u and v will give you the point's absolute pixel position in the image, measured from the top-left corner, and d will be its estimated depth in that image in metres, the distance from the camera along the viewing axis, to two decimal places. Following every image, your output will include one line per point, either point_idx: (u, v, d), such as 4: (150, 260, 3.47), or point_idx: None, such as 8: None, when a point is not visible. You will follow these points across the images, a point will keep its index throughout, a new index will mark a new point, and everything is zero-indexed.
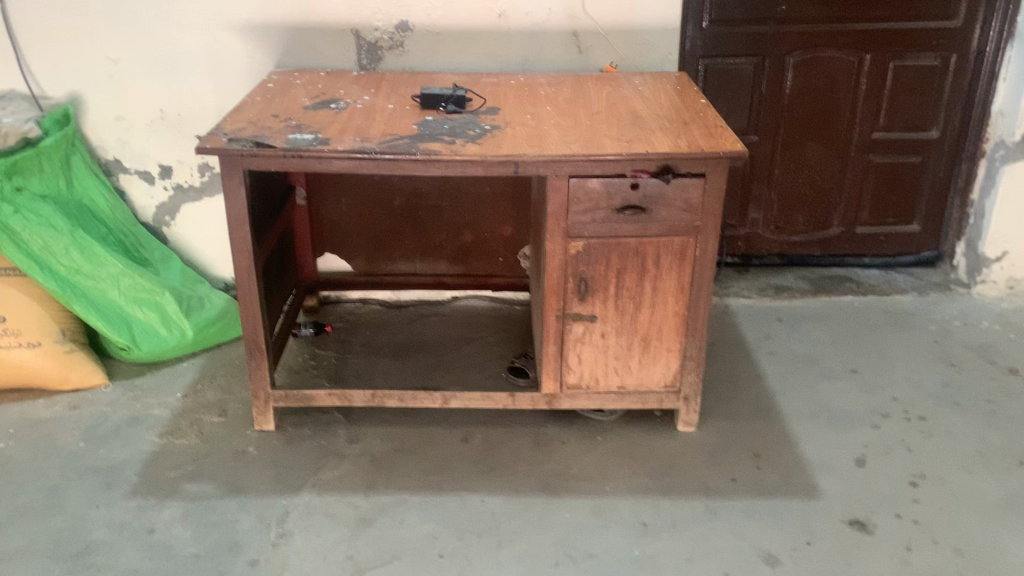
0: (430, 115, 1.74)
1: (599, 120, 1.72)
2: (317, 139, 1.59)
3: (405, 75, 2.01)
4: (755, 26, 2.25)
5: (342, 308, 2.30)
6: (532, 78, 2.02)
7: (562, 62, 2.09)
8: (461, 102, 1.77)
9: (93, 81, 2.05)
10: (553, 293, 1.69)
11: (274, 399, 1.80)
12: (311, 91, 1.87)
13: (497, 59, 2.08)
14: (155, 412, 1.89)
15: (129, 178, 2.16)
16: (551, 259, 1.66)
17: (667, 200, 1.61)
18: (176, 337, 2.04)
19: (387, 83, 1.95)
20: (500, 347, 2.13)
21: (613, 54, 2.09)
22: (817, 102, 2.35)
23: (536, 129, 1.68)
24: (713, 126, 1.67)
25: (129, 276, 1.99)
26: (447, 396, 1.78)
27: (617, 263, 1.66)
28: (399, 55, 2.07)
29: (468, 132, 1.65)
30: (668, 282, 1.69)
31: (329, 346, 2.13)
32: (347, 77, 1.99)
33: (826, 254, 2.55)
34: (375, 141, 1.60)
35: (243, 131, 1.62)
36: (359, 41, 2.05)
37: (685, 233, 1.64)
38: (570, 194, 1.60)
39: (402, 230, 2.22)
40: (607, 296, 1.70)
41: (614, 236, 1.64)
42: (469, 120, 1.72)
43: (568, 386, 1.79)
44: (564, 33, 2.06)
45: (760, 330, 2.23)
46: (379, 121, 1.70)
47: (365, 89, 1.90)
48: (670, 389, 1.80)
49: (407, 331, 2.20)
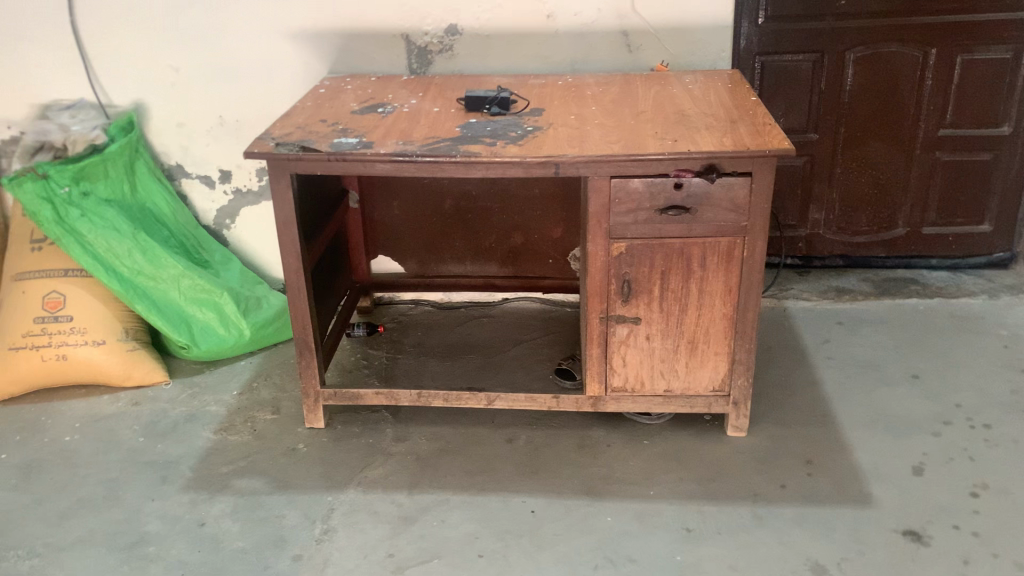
0: (474, 117, 1.75)
1: (644, 120, 1.70)
2: (361, 143, 1.62)
3: (454, 79, 2.02)
4: (813, 22, 2.20)
5: (395, 310, 2.33)
6: (580, 79, 2.01)
7: (611, 63, 2.08)
8: (504, 103, 1.77)
9: (157, 90, 2.13)
10: (596, 294, 1.68)
11: (323, 397, 1.82)
12: (360, 96, 1.91)
13: (545, 60, 2.08)
14: (211, 409, 1.95)
15: (191, 182, 2.23)
16: (594, 260, 1.65)
17: (712, 200, 1.58)
18: (234, 337, 2.10)
19: (436, 87, 1.96)
20: (550, 349, 2.12)
21: (663, 53, 2.06)
22: (880, 99, 2.28)
23: (578, 130, 1.67)
24: (761, 124, 1.63)
25: (189, 277, 2.06)
26: (492, 397, 1.79)
27: (660, 265, 1.64)
28: (448, 60, 2.09)
29: (510, 134, 1.66)
30: (715, 284, 1.65)
31: (380, 346, 2.16)
32: (397, 82, 2.02)
33: (892, 256, 2.46)
34: (418, 144, 1.62)
35: (291, 135, 1.66)
36: (409, 45, 2.08)
37: (732, 233, 1.61)
38: (612, 195, 1.59)
39: (453, 233, 2.24)
40: (652, 298, 1.67)
41: (657, 237, 1.62)
42: (512, 122, 1.72)
43: (613, 390, 1.77)
44: (613, 33, 2.05)
45: (817, 334, 2.17)
46: (424, 124, 1.72)
47: (413, 93, 1.92)
48: (719, 393, 1.76)
49: (458, 333, 2.22)
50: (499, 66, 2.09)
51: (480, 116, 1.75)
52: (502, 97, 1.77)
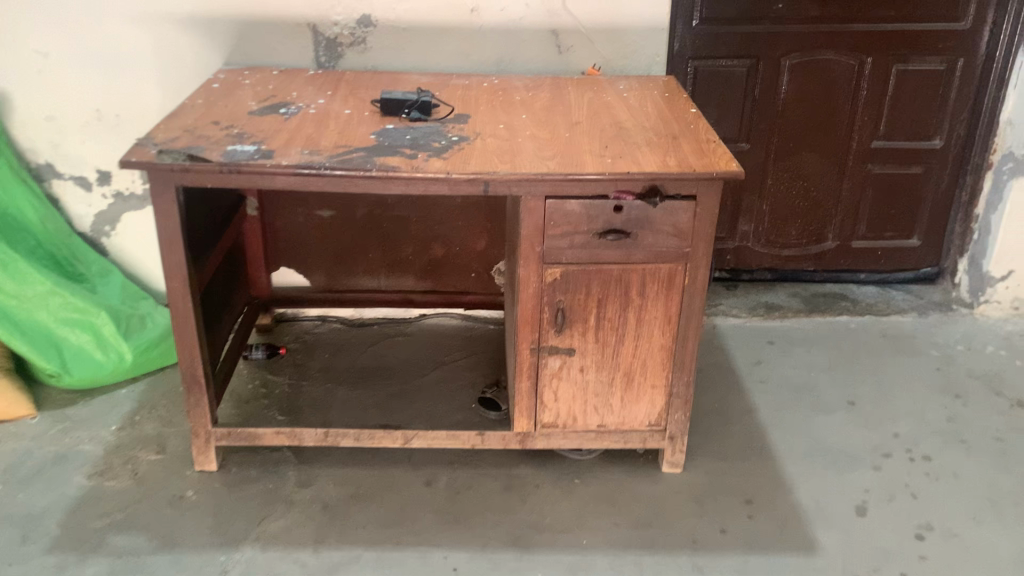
0: (391, 122, 1.56)
1: (581, 131, 1.55)
2: (260, 151, 1.41)
3: (367, 77, 1.82)
4: (749, 26, 2.08)
5: (299, 327, 2.12)
6: (508, 82, 1.84)
7: (540, 64, 1.92)
8: (424, 107, 1.59)
9: (22, 78, 1.85)
10: (526, 323, 1.52)
11: (216, 437, 1.61)
12: (259, 94, 1.69)
13: (469, 58, 1.90)
14: (85, 448, 1.71)
15: (62, 183, 1.96)
16: (524, 287, 1.49)
17: (654, 224, 1.43)
18: (113, 362, 1.86)
19: (347, 86, 1.76)
20: (470, 374, 1.95)
21: (595, 55, 1.91)
22: (814, 108, 2.19)
23: (509, 141, 1.50)
24: (705, 140, 1.50)
25: (59, 295, 1.81)
26: (409, 435, 1.61)
27: (597, 291, 1.49)
28: (361, 54, 1.89)
29: (432, 144, 1.48)
30: (655, 315, 1.52)
31: (282, 371, 1.95)
32: (303, 77, 1.80)
33: (821, 270, 2.39)
34: (326, 154, 1.41)
35: (177, 140, 1.43)
36: (317, 37, 1.86)
37: (674, 260, 1.47)
38: (546, 216, 1.43)
39: (364, 243, 2.04)
40: (588, 327, 1.52)
41: (594, 262, 1.47)
42: (434, 129, 1.54)
43: (543, 425, 1.61)
44: (543, 32, 1.88)
45: (751, 354, 2.07)
46: (333, 129, 1.52)
47: (321, 92, 1.72)
48: (655, 427, 1.62)
49: (369, 354, 2.02)
50: (417, 63, 1.90)
51: (398, 121, 1.56)
52: (421, 100, 1.59)
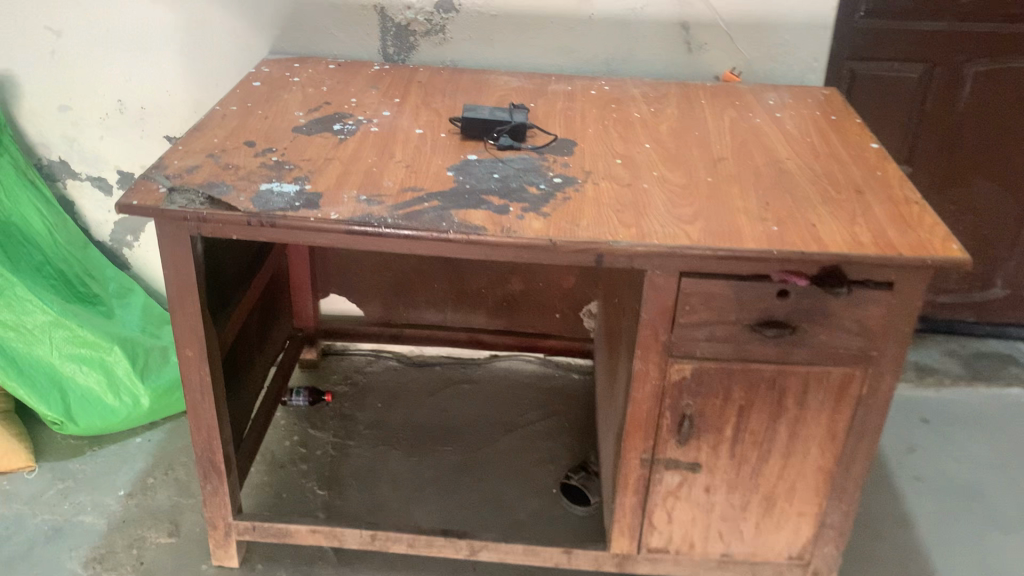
0: (474, 151, 1.20)
1: (726, 174, 1.15)
2: (301, 195, 1.05)
3: (445, 80, 1.45)
4: (929, 22, 1.63)
5: (350, 364, 1.79)
6: (622, 89, 1.45)
7: (662, 63, 1.51)
8: (517, 131, 1.22)
9: (31, 60, 1.53)
10: (638, 429, 1.15)
11: (237, 531, 1.29)
12: (309, 101, 1.33)
13: (571, 55, 1.51)
14: (85, 521, 1.41)
15: (78, 185, 1.65)
16: (640, 384, 1.12)
17: (828, 318, 1.04)
18: (127, 408, 1.55)
19: (420, 93, 1.40)
20: (552, 443, 1.60)
21: (734, 56, 1.50)
22: (998, 128, 1.74)
23: (630, 185, 1.12)
24: (901, 199, 1.09)
25: (63, 326, 1.51)
26: (476, 547, 1.27)
27: (739, 398, 1.12)
28: (438, 46, 1.52)
29: (528, 188, 1.10)
30: (813, 429, 1.14)
31: (326, 425, 1.62)
32: (366, 77, 1.45)
33: (980, 321, 1.97)
34: (389, 202, 1.06)
35: (196, 172, 1.09)
36: (384, 22, 1.50)
37: (849, 364, 1.08)
38: (679, 298, 1.04)
39: (430, 273, 1.68)
40: (721, 440, 1.15)
41: (739, 361, 1.09)
42: (530, 163, 1.17)
43: (649, 549, 1.25)
44: (668, 24, 1.47)
45: (899, 438, 1.67)
46: (398, 160, 1.16)
47: (386, 100, 1.36)
48: (796, 560, 1.26)
49: (430, 407, 1.67)
50: (507, 59, 1.52)
51: (481, 150, 1.20)
52: (511, 122, 1.22)
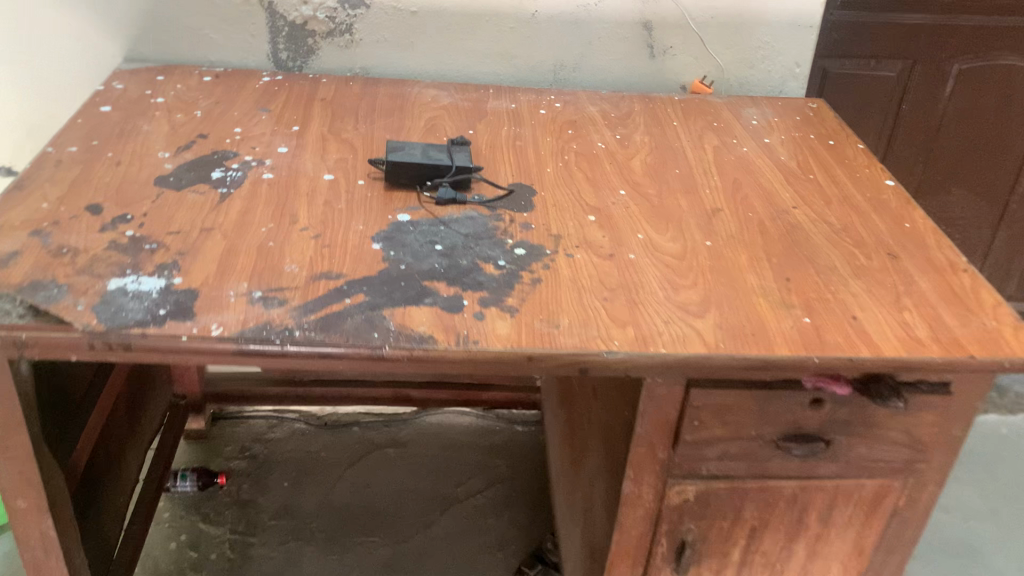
0: (405, 208, 0.92)
1: (726, 232, 0.91)
2: (169, 296, 0.76)
3: (356, 97, 1.16)
4: (910, 15, 1.43)
5: (249, 430, 1.51)
6: (576, 106, 1.19)
7: (620, 69, 1.26)
8: (459, 180, 0.95)
9: None
10: (626, 558, 0.91)
11: None
12: (178, 134, 1.02)
13: (511, 61, 1.24)
14: None
15: None
16: (631, 509, 0.87)
17: (871, 427, 0.81)
18: None
19: (326, 115, 1.10)
20: (498, 522, 1.36)
21: (704, 61, 1.26)
22: (977, 133, 1.57)
23: (611, 257, 0.86)
24: (945, 265, 0.88)
25: None
26: None
27: (753, 517, 0.88)
28: (345, 50, 1.21)
29: (482, 268, 0.84)
30: (837, 548, 0.92)
31: (222, 517, 1.33)
32: (254, 93, 1.14)
33: None
34: (294, 299, 0.77)
35: (13, 262, 0.77)
36: (274, 21, 1.18)
37: (889, 475, 0.86)
38: (685, 411, 0.79)
39: None
40: (726, 564, 0.93)
41: (756, 478, 0.85)
42: (480, 227, 0.90)
43: None
44: (628, 24, 1.22)
45: None
46: (304, 226, 0.87)
47: (282, 129, 1.06)
48: None
49: (350, 484, 1.41)
50: (432, 67, 1.24)
51: (412, 206, 0.93)
52: (450, 165, 0.95)
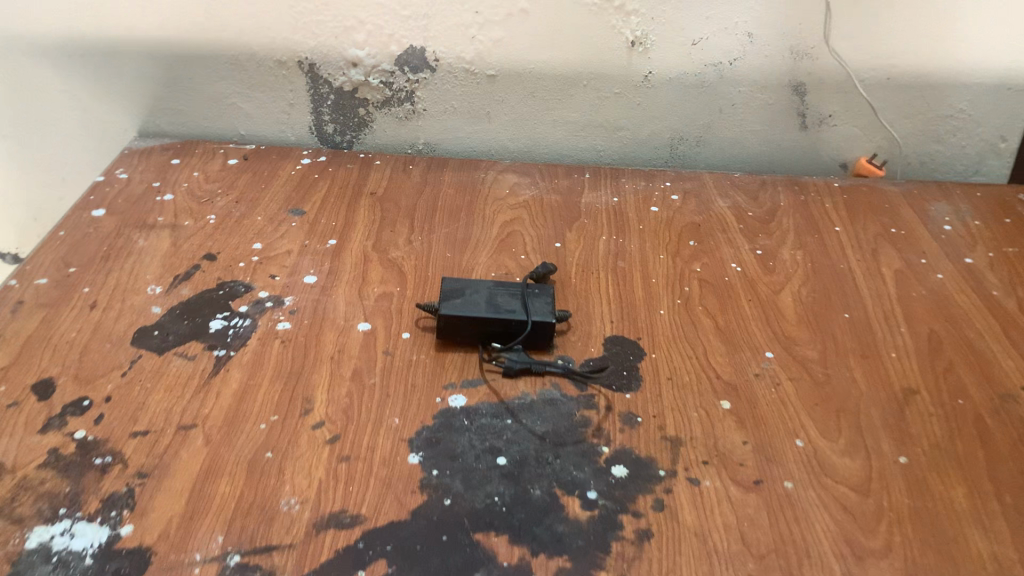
0: (459, 382, 0.67)
1: (926, 441, 0.63)
2: (109, 558, 0.52)
3: (415, 190, 0.91)
4: None
5: None
6: (698, 199, 0.91)
7: (758, 144, 0.98)
8: (533, 338, 0.69)
9: None
10: None
11: None
12: (180, 255, 0.79)
13: (614, 135, 0.98)
14: None
15: None
16: None
17: None
18: None
19: (373, 221, 0.86)
20: None
21: (875, 135, 0.97)
22: None
23: (761, 490, 0.59)
24: None
25: None
26: None
27: None
28: (405, 122, 0.97)
29: (566, 502, 0.58)
30: None
31: None
32: (286, 186, 0.90)
33: None
34: (289, 565, 0.52)
35: None
36: (316, 87, 0.95)
37: None
38: None
39: None
40: None
41: None
42: (564, 419, 0.64)
43: None
44: (771, 88, 0.94)
45: None
46: (319, 421, 0.62)
47: (315, 244, 0.82)
48: None
49: None
50: (515, 142, 0.99)
51: (470, 379, 0.67)
52: (524, 318, 0.69)
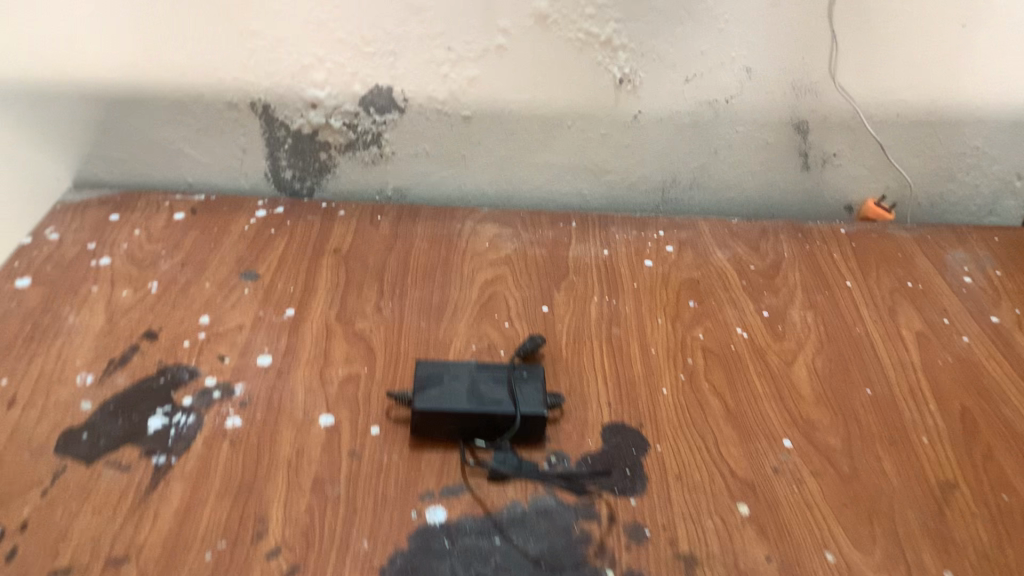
0: (439, 490, 0.58)
1: (974, 551, 0.55)
2: None
3: (383, 245, 0.82)
4: None
5: None
6: (696, 249, 0.83)
7: (758, 186, 0.90)
8: (523, 434, 0.61)
9: None
10: None
11: None
12: (116, 334, 0.70)
13: (601, 178, 0.89)
14: None
15: None
16: None
17: None
18: None
19: (337, 284, 0.77)
20: None
21: (883, 175, 0.89)
22: None
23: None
24: None
25: None
26: None
27: None
28: (372, 167, 0.88)
29: None
30: None
31: None
32: (239, 244, 0.81)
33: None
34: None
35: None
36: (271, 130, 0.85)
37: None
38: None
39: None
40: None
41: None
42: (560, 535, 0.55)
43: None
44: (771, 126, 0.86)
45: None
46: (274, 547, 0.53)
47: (271, 316, 0.73)
48: None
49: None
50: (492, 187, 0.90)
51: (451, 487, 0.58)
52: (512, 411, 0.60)
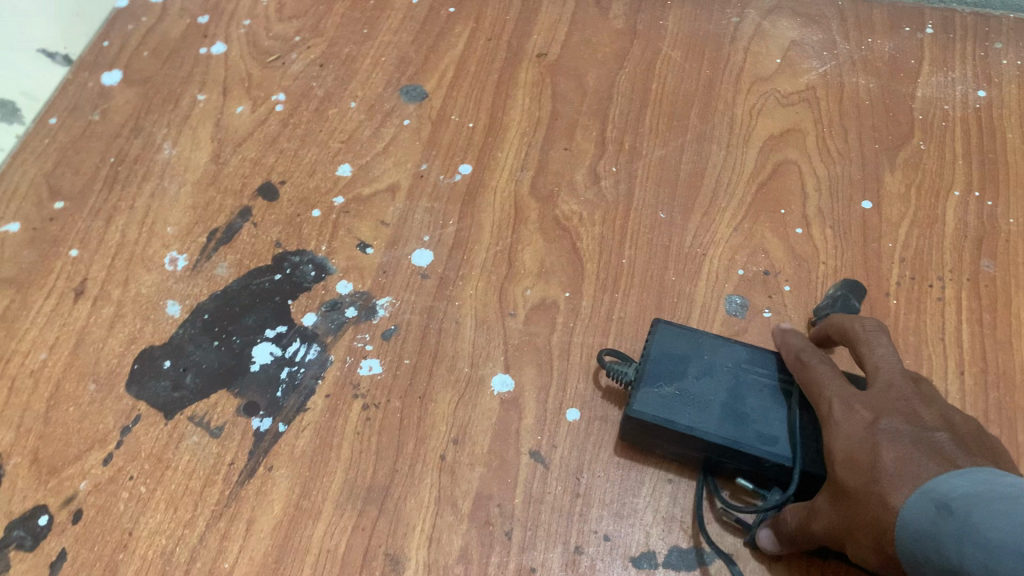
0: (665, 548, 0.38)
1: None
2: None
3: (613, 51, 0.54)
4: None
5: None
6: None
7: None
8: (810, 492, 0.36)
9: None
10: None
11: None
12: (222, 184, 0.49)
13: None
14: None
15: None
16: None
17: None
18: None
19: (536, 123, 0.51)
20: None
21: None
22: None
23: (829, 509, 0.31)
24: None
25: None
26: None
27: None
28: None
29: None
30: None
31: None
32: (403, 33, 0.55)
33: None
34: None
35: None
36: None
37: None
38: None
39: None
40: None
41: None
42: None
43: None
44: None
45: None
46: None
47: (438, 172, 0.49)
48: None
49: None
50: None
51: (681, 549, 0.37)
52: (787, 464, 0.35)
